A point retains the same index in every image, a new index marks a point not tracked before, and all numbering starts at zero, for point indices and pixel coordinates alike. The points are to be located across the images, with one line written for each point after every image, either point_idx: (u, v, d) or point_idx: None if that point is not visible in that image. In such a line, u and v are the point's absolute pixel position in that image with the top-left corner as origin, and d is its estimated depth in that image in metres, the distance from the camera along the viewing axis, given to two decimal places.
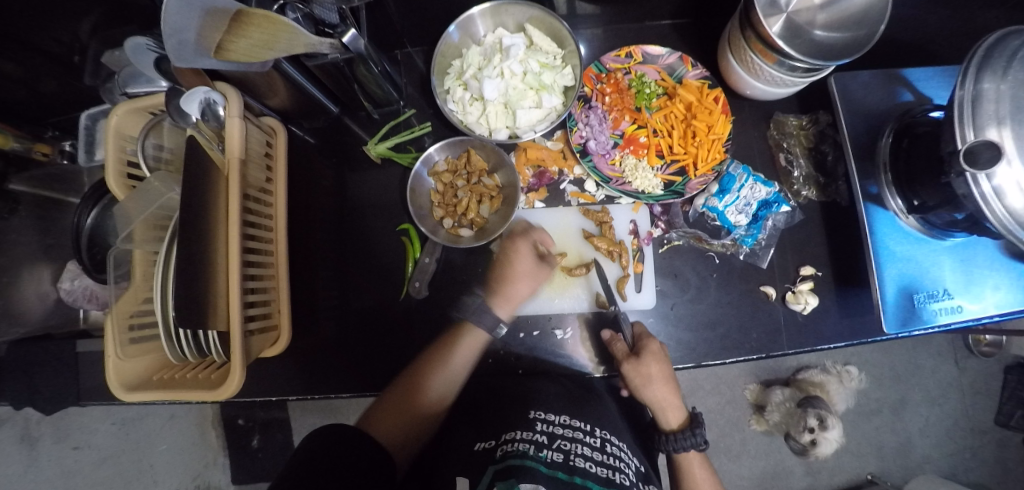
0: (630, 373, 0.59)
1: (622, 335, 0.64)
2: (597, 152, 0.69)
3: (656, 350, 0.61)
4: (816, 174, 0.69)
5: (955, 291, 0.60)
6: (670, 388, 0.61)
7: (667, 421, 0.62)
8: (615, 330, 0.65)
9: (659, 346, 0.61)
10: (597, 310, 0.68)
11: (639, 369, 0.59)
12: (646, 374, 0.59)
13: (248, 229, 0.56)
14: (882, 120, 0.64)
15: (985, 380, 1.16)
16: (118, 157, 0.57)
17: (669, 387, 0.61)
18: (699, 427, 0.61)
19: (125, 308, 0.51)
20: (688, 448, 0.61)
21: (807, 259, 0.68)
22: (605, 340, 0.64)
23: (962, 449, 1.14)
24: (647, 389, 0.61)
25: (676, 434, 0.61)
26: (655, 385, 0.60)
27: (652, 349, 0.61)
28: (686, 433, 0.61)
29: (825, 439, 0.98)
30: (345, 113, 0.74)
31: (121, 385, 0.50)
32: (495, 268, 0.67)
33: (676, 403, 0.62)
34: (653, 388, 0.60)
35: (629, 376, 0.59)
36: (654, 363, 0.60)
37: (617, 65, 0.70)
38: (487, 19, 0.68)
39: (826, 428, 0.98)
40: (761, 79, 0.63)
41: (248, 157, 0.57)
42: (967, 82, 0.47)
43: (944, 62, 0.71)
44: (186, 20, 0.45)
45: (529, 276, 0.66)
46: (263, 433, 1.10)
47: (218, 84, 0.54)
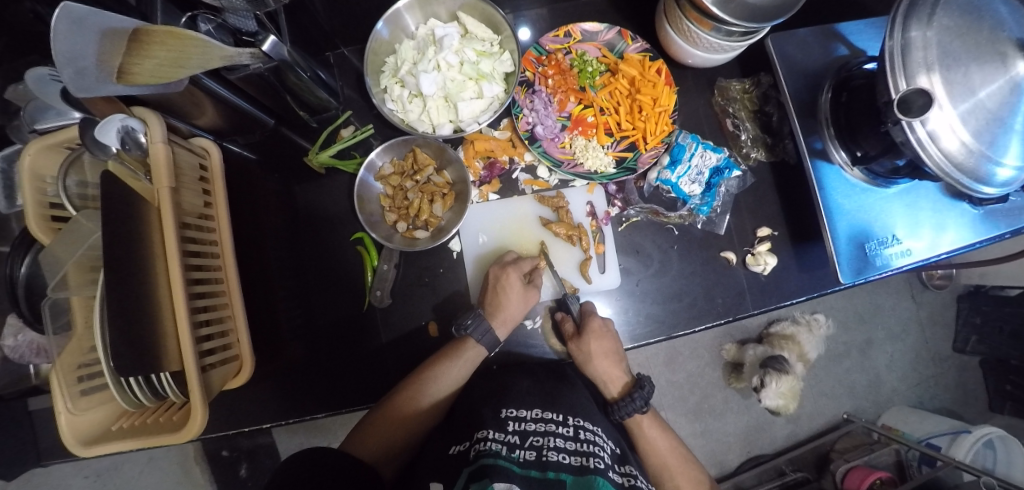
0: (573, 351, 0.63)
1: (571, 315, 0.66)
2: (546, 137, 0.68)
3: (597, 327, 0.63)
4: (763, 135, 0.70)
5: (904, 235, 0.62)
6: (613, 360, 0.63)
7: (608, 391, 0.65)
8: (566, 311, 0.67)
9: (602, 323, 0.64)
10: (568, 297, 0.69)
11: (580, 347, 0.63)
12: (587, 351, 0.63)
13: (191, 260, 0.53)
14: (821, 76, 0.64)
15: (942, 311, 1.22)
16: (38, 200, 0.53)
17: (614, 362, 0.63)
18: (638, 389, 0.63)
19: (69, 360, 0.48)
20: (632, 413, 0.63)
21: (763, 220, 0.69)
22: (556, 321, 0.67)
23: (927, 379, 1.21)
24: (590, 366, 0.63)
25: (620, 402, 0.64)
26: (598, 360, 0.63)
27: (595, 326, 0.63)
28: (627, 399, 0.63)
29: (767, 395, 1.03)
30: (283, 124, 0.70)
31: (77, 440, 0.48)
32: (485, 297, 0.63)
33: (618, 373, 0.65)
34: (596, 364, 0.63)
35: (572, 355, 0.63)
36: (596, 341, 0.63)
37: (557, 46, 0.69)
38: (415, 11, 0.65)
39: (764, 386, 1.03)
40: (700, 47, 0.63)
41: (179, 185, 0.53)
42: (895, 33, 0.47)
43: (875, 12, 0.72)
44: (82, 45, 0.40)
45: (520, 303, 0.63)
46: (250, 460, 1.06)
47: (135, 110, 0.50)
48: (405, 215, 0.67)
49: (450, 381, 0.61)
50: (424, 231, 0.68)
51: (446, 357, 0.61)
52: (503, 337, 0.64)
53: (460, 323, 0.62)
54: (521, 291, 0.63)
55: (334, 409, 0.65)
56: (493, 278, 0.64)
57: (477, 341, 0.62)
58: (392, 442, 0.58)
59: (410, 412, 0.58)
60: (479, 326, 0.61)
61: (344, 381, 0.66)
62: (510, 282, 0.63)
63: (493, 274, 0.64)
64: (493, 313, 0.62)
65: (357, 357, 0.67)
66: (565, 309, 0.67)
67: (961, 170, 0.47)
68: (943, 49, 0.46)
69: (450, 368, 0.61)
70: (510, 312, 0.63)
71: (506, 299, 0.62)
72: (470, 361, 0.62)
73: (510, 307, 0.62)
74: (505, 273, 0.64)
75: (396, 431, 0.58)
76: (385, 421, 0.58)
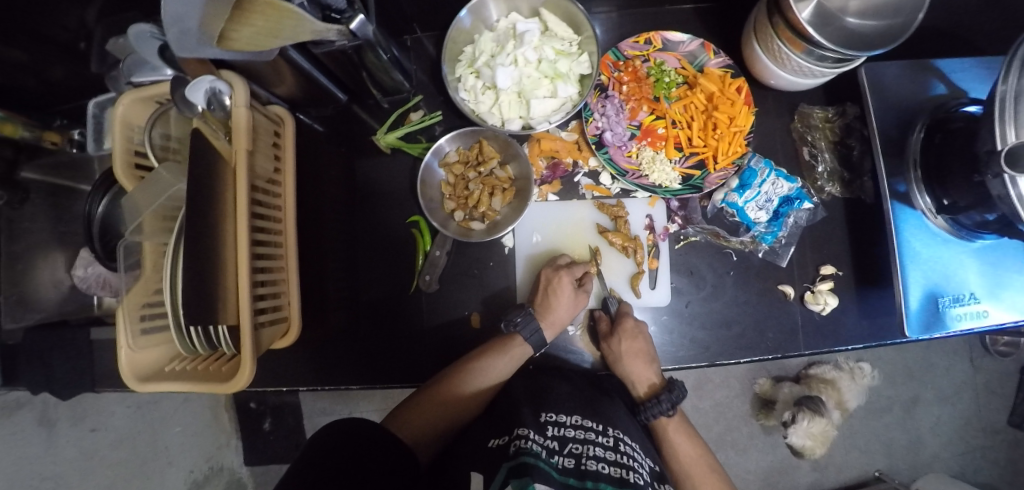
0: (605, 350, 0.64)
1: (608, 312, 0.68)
2: (613, 144, 0.67)
3: (630, 327, 0.63)
4: (841, 169, 0.67)
5: (982, 295, 0.58)
6: (647, 362, 0.63)
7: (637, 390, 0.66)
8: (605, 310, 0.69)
9: (635, 324, 0.64)
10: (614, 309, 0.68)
11: (611, 348, 0.64)
12: (616, 352, 0.63)
13: (256, 221, 0.54)
14: (914, 114, 0.61)
15: (1000, 379, 1.14)
16: (125, 147, 0.56)
17: (648, 367, 0.64)
18: (667, 393, 0.64)
19: (135, 300, 0.51)
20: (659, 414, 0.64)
21: (829, 257, 0.66)
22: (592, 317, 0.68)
23: (973, 449, 1.13)
24: (623, 365, 0.63)
25: (648, 402, 0.65)
26: (631, 361, 0.63)
27: (627, 327, 0.63)
28: (653, 401, 0.64)
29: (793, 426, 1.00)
30: (354, 101, 0.72)
31: (134, 375, 0.50)
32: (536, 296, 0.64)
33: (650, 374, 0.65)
34: (630, 363, 0.63)
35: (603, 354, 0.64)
36: (629, 340, 0.63)
37: (636, 53, 0.68)
38: (499, 3, 0.65)
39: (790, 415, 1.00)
40: (787, 69, 0.60)
41: (256, 147, 0.55)
42: (1010, 77, 0.44)
43: (982, 53, 0.67)
44: (186, 7, 0.43)
45: (569, 306, 0.64)
46: (275, 416, 1.14)
47: (224, 72, 0.51)
48: (463, 205, 0.68)
49: (492, 378, 0.61)
50: (480, 223, 0.68)
51: (490, 353, 0.62)
52: (550, 338, 0.65)
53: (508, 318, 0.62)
54: (572, 297, 0.64)
55: (369, 383, 0.65)
56: (544, 279, 0.65)
57: (524, 339, 0.63)
58: (431, 432, 0.59)
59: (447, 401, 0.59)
60: (528, 325, 0.62)
61: (382, 360, 0.66)
62: (563, 288, 0.64)
63: (547, 277, 0.65)
64: (542, 314, 0.63)
65: (397, 339, 0.67)
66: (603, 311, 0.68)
67: None
68: None
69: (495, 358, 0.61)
70: (558, 315, 0.63)
71: (556, 300, 0.63)
72: (515, 356, 0.62)
73: (559, 311, 0.63)
74: (557, 276, 0.64)
75: (436, 420, 0.59)
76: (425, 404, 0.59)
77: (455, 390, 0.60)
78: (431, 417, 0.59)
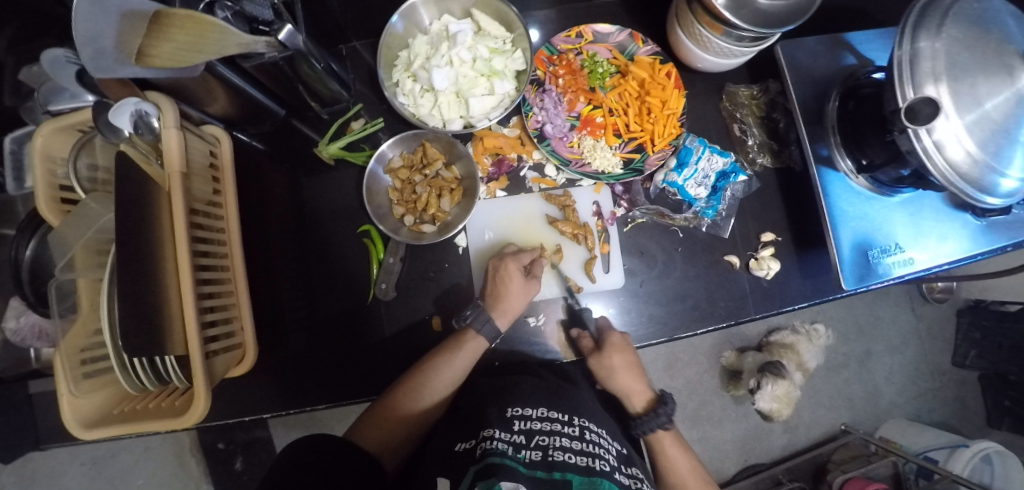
0: (594, 366, 0.63)
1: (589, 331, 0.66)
2: (554, 136, 0.69)
3: (618, 342, 0.63)
4: (770, 141, 0.71)
5: (906, 244, 0.63)
6: (635, 373, 0.64)
7: (633, 405, 0.65)
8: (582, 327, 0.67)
9: (621, 338, 0.64)
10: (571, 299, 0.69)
11: (601, 362, 0.62)
12: (608, 365, 0.63)
13: (199, 246, 0.53)
14: (829, 84, 0.65)
15: (941, 324, 1.23)
16: (48, 181, 0.53)
17: (635, 373, 0.64)
18: (663, 406, 0.63)
19: (74, 343, 0.48)
20: (656, 429, 0.62)
21: (767, 225, 0.70)
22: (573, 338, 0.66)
23: (925, 392, 1.21)
24: (613, 379, 0.63)
25: (643, 417, 0.63)
26: (620, 373, 0.63)
27: (614, 342, 0.63)
28: (650, 415, 0.63)
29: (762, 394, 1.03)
30: (294, 115, 0.71)
31: (78, 422, 0.47)
32: (487, 286, 0.65)
33: (641, 387, 0.65)
34: (618, 378, 0.63)
35: (593, 368, 0.63)
36: (618, 355, 0.63)
37: (569, 47, 0.70)
38: (430, 7, 0.66)
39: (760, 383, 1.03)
40: (711, 52, 0.63)
41: (191, 171, 0.54)
42: (904, 43, 0.48)
43: (883, 22, 0.73)
44: (100, 26, 0.41)
45: (521, 294, 0.64)
46: (246, 453, 1.05)
47: (150, 94, 0.50)
48: (412, 209, 0.68)
49: (453, 374, 0.60)
50: (430, 225, 0.68)
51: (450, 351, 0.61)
52: (504, 329, 0.64)
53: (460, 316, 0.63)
54: (523, 286, 0.64)
55: (334, 401, 0.65)
56: (494, 269, 0.65)
57: (478, 332, 0.62)
58: (393, 436, 0.58)
59: (406, 409, 0.58)
60: (479, 316, 0.62)
61: (347, 375, 0.66)
62: (512, 277, 0.64)
63: (494, 266, 0.65)
64: (493, 304, 0.63)
65: (359, 353, 0.66)
66: (581, 324, 0.67)
67: (966, 180, 0.47)
68: (951, 58, 0.46)
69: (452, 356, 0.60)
70: (511, 305, 0.63)
71: (506, 288, 0.63)
72: (470, 353, 0.61)
73: (511, 301, 0.63)
74: (506, 266, 0.65)
75: (400, 424, 0.58)
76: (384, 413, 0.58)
77: (416, 391, 0.59)
78: (395, 422, 0.58)
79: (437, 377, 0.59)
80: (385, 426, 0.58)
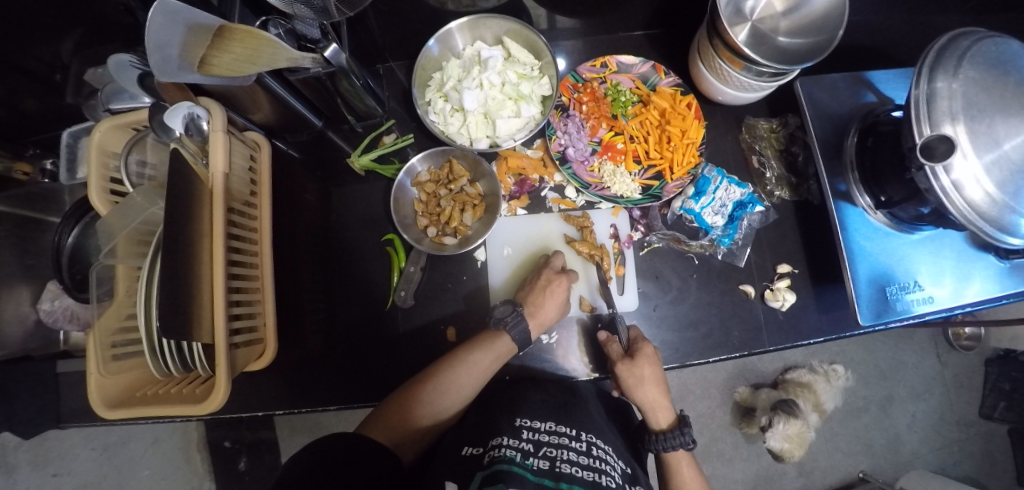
0: (623, 373, 0.60)
1: (618, 339, 0.64)
2: (576, 160, 0.71)
3: (650, 354, 0.62)
4: (788, 175, 0.71)
5: (926, 282, 0.62)
6: (660, 390, 0.62)
7: (655, 421, 0.62)
8: (612, 332, 0.65)
9: (653, 349, 0.63)
10: (587, 316, 0.69)
11: (632, 370, 0.60)
12: (639, 376, 0.60)
13: (232, 242, 0.55)
14: (847, 121, 0.66)
15: (968, 373, 1.18)
16: (100, 174, 0.57)
17: (659, 389, 0.61)
18: (687, 426, 0.60)
19: (107, 325, 0.51)
20: (677, 448, 0.60)
21: (784, 257, 0.70)
22: (601, 341, 0.64)
23: (949, 443, 1.16)
24: (640, 390, 0.61)
25: (665, 434, 0.61)
26: (647, 385, 0.61)
27: (647, 352, 0.62)
28: (674, 432, 0.60)
29: (772, 432, 1.02)
30: (329, 127, 0.75)
31: (102, 402, 0.49)
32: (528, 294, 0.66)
33: (664, 403, 0.62)
34: (645, 390, 0.61)
35: (621, 377, 0.60)
36: (649, 366, 0.61)
37: (593, 75, 0.73)
38: (465, 33, 0.69)
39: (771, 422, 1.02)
40: (731, 85, 0.66)
41: (232, 172, 0.57)
42: (922, 82, 0.49)
43: (903, 65, 0.74)
44: (169, 35, 0.45)
45: (559, 307, 0.65)
46: (251, 454, 1.06)
47: (202, 98, 0.54)
48: (436, 221, 0.69)
49: (472, 376, 0.59)
50: (452, 238, 0.70)
51: (469, 351, 0.61)
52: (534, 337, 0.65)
53: (498, 316, 0.64)
54: (563, 301, 0.65)
55: (346, 403, 0.66)
56: (542, 279, 0.67)
57: (510, 338, 0.62)
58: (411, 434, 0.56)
59: (425, 410, 0.57)
60: (517, 325, 0.62)
61: (360, 378, 0.67)
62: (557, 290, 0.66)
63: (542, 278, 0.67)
64: (532, 312, 0.64)
65: (374, 357, 0.67)
66: (613, 331, 0.65)
67: (986, 218, 0.48)
68: (969, 100, 0.47)
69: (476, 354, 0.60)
70: (547, 315, 0.64)
71: (548, 301, 0.64)
72: (493, 353, 0.61)
73: (547, 309, 0.64)
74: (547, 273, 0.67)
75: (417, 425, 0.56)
76: (402, 409, 0.56)
77: (431, 391, 0.58)
78: (410, 422, 0.56)
79: (459, 377, 0.59)
80: (402, 425, 0.55)
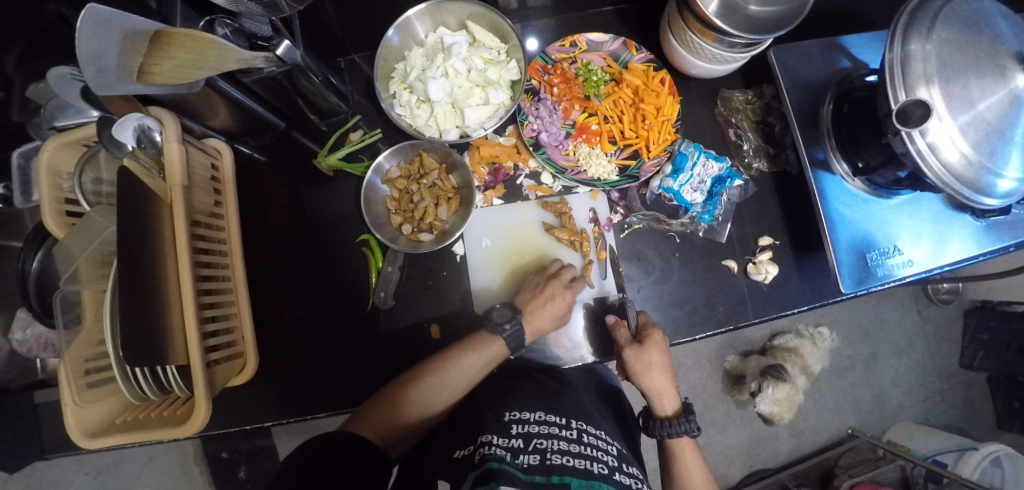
0: (630, 358, 0.60)
1: (627, 323, 0.64)
2: (550, 144, 0.69)
3: (658, 339, 0.62)
4: (765, 146, 0.70)
5: (905, 246, 0.62)
6: (665, 377, 0.63)
7: (660, 407, 0.63)
8: (620, 316, 0.66)
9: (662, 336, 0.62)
10: (595, 299, 0.69)
11: (640, 355, 0.60)
12: (646, 362, 0.61)
13: (199, 256, 0.53)
14: (822, 89, 0.65)
15: (947, 326, 1.21)
16: (54, 195, 0.54)
17: (666, 375, 0.63)
18: (691, 413, 0.61)
19: (78, 353, 0.49)
20: (682, 434, 0.61)
21: (765, 229, 0.70)
22: (609, 325, 0.64)
23: (932, 394, 1.20)
24: (646, 377, 0.62)
25: (669, 420, 0.62)
26: (654, 373, 0.62)
27: (656, 338, 0.62)
28: (679, 419, 0.61)
29: (762, 397, 1.05)
30: (293, 127, 0.72)
31: (82, 432, 0.48)
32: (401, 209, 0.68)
33: (670, 390, 0.63)
34: (652, 376, 0.62)
35: (629, 362, 0.61)
36: (657, 353, 0.61)
37: (563, 55, 0.70)
38: (426, 20, 0.66)
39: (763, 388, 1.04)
40: (704, 58, 0.64)
41: (192, 183, 0.54)
42: (895, 45, 0.48)
43: (876, 27, 0.73)
44: (104, 45, 0.41)
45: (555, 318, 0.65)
46: (250, 462, 1.05)
47: (151, 109, 0.51)
48: (410, 219, 0.68)
49: (465, 373, 0.59)
50: (428, 234, 0.68)
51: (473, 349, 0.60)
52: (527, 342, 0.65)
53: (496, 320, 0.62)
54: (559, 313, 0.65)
55: (335, 409, 0.66)
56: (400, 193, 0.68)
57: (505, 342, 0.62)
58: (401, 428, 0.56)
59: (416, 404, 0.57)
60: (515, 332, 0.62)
61: (349, 383, 0.66)
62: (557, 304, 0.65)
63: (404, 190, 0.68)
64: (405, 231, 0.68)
65: (361, 360, 0.67)
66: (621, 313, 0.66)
67: (962, 181, 0.47)
68: (943, 61, 0.46)
69: (486, 353, 0.60)
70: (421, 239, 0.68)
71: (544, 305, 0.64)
72: (484, 353, 0.61)
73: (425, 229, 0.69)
74: (550, 284, 0.66)
75: (409, 420, 0.57)
76: (392, 406, 0.56)
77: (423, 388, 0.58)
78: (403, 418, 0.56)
79: (453, 373, 0.59)
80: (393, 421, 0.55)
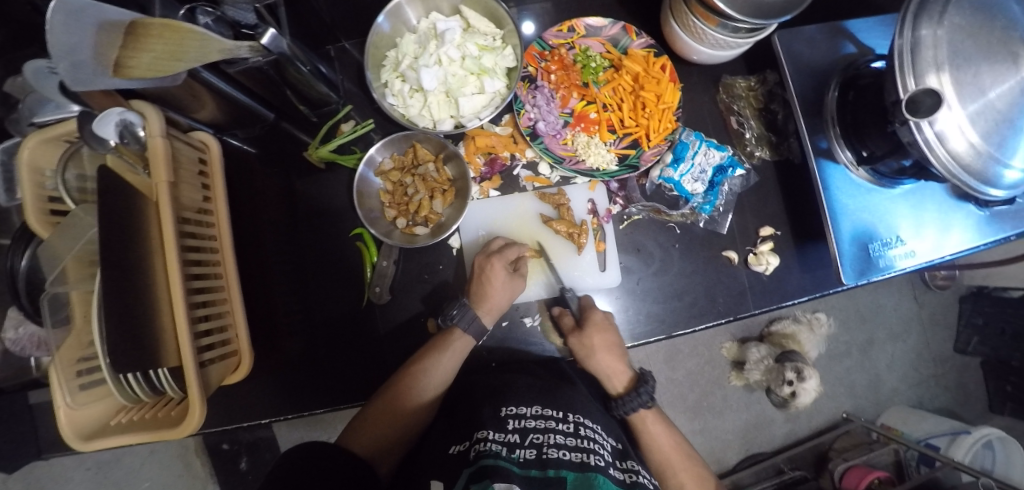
0: (574, 344, 0.63)
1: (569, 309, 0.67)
2: (547, 134, 0.67)
3: (599, 321, 0.64)
4: (768, 134, 0.69)
5: (907, 236, 0.61)
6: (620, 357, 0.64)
7: (614, 386, 0.65)
8: (564, 305, 0.67)
9: (603, 316, 0.64)
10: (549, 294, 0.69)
11: (582, 341, 0.62)
12: (589, 345, 0.62)
13: (189, 254, 0.51)
14: (828, 74, 0.63)
15: (943, 311, 1.22)
16: (36, 193, 0.53)
17: (614, 356, 0.63)
18: (644, 385, 0.64)
19: (69, 355, 0.48)
20: (637, 408, 0.63)
21: (766, 219, 0.69)
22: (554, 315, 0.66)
23: (927, 379, 1.21)
24: (593, 360, 0.63)
25: (624, 398, 0.64)
26: (599, 354, 0.62)
27: (596, 320, 0.64)
28: (631, 394, 0.63)
29: (803, 389, 0.99)
30: (283, 118, 0.69)
31: (77, 434, 0.48)
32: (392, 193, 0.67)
33: (622, 369, 0.65)
34: (600, 358, 0.63)
35: (573, 348, 0.63)
36: (599, 334, 0.63)
37: (560, 41, 0.68)
38: (417, 5, 0.64)
39: (804, 379, 0.99)
40: (706, 44, 0.62)
41: (178, 178, 0.52)
42: (905, 30, 0.46)
43: (883, 9, 0.70)
44: (78, 37, 0.39)
45: (506, 288, 0.63)
46: (251, 454, 1.06)
47: (132, 102, 0.48)
48: (405, 212, 0.67)
49: (443, 373, 0.60)
50: (423, 228, 0.67)
51: (443, 346, 0.61)
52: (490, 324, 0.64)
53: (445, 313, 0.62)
54: (506, 279, 0.63)
55: (332, 404, 0.66)
56: (397, 179, 0.66)
57: (463, 331, 0.61)
58: (386, 436, 0.59)
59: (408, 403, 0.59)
60: (465, 316, 0.61)
61: (346, 377, 0.66)
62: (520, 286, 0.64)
63: (394, 176, 0.66)
64: (478, 302, 0.62)
65: (356, 356, 0.67)
66: (563, 305, 0.67)
67: (969, 172, 0.46)
68: (953, 48, 0.45)
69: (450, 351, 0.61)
70: (496, 299, 0.63)
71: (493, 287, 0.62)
72: (460, 351, 0.61)
73: (495, 294, 0.62)
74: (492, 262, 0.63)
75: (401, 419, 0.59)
76: (386, 410, 0.58)
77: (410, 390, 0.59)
78: (396, 417, 0.58)
79: (430, 376, 0.59)
80: (380, 425, 0.58)
